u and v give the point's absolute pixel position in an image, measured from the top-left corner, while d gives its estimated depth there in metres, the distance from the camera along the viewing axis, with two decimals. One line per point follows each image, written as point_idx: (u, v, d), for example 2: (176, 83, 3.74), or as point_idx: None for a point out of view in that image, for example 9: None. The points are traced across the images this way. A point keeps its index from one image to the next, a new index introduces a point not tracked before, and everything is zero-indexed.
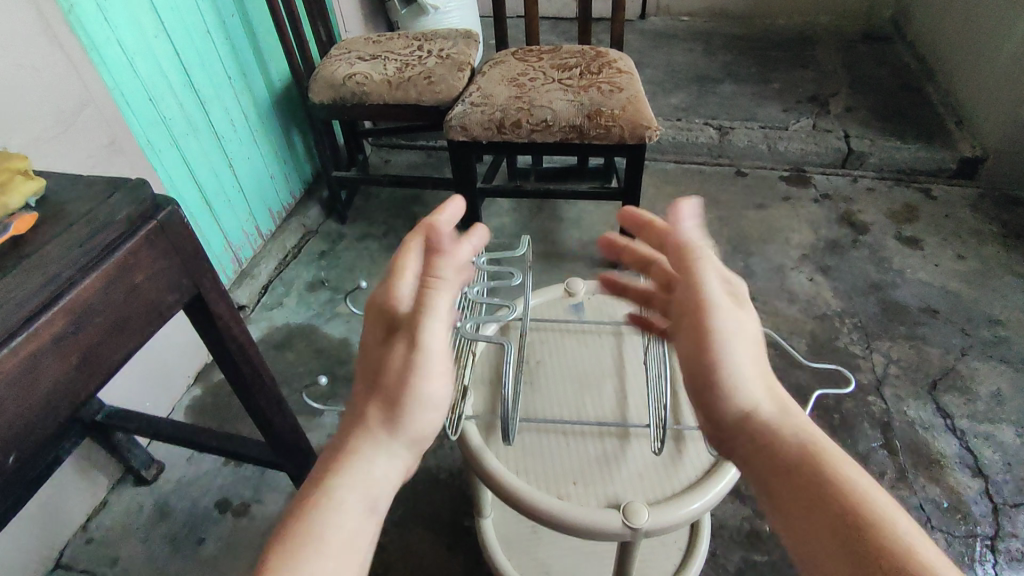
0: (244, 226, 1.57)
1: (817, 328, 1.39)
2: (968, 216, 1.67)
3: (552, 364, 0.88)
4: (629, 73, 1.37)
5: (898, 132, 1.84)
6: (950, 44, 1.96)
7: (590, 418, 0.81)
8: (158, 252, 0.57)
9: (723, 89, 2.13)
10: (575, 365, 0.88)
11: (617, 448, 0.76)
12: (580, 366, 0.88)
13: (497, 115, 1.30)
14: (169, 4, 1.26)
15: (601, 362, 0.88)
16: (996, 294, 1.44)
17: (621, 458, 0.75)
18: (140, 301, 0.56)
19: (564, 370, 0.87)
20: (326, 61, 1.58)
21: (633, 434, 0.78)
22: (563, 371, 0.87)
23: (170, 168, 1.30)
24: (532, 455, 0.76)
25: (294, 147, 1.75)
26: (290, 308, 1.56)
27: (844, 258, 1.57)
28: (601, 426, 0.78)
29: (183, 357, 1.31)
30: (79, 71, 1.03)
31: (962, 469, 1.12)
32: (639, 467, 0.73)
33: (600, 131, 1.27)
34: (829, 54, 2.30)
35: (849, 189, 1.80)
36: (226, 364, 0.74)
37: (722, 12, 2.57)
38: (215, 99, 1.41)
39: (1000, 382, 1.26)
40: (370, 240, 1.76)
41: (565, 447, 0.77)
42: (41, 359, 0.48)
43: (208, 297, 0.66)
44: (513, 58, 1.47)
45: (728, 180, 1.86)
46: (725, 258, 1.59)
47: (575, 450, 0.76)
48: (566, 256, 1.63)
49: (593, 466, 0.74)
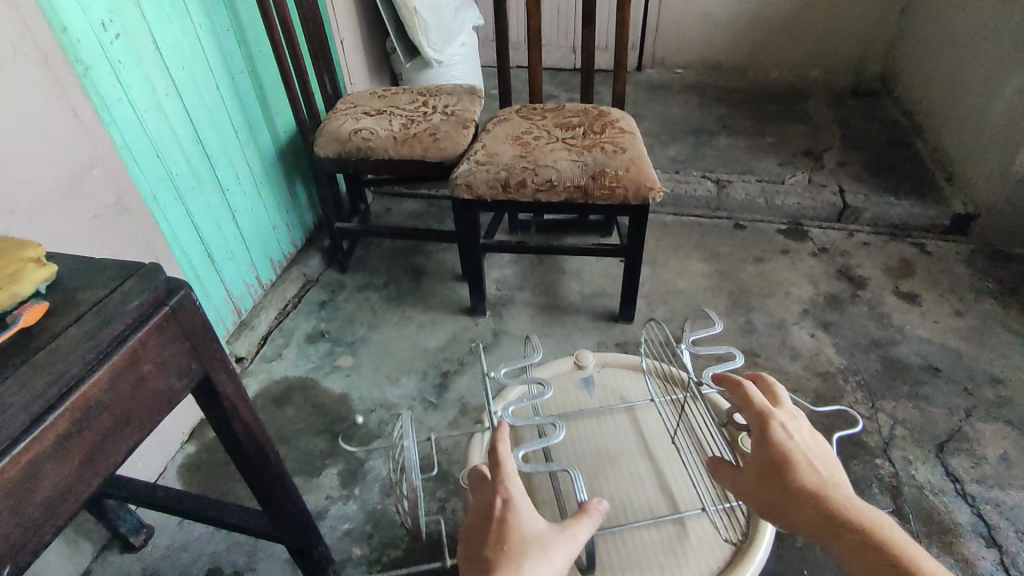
0: (245, 277, 1.56)
1: (820, 386, 1.39)
2: (963, 272, 1.69)
3: (580, 446, 1.05)
4: (631, 134, 1.40)
5: (892, 187, 1.88)
6: (937, 102, 2.02)
7: (646, 510, 0.95)
8: (168, 338, 0.57)
9: (719, 142, 2.18)
10: (602, 445, 1.05)
11: (679, 536, 0.91)
12: (606, 445, 1.05)
13: (503, 174, 1.31)
14: (180, 63, 1.28)
15: (623, 441, 1.05)
16: (996, 353, 1.45)
17: (687, 545, 0.90)
18: (147, 390, 0.55)
19: (594, 452, 1.04)
20: (332, 115, 1.61)
21: (689, 520, 0.93)
22: (592, 453, 1.04)
23: (174, 223, 1.30)
24: (608, 558, 0.89)
25: (297, 197, 1.76)
26: (289, 360, 1.54)
27: (844, 313, 1.58)
28: (660, 519, 0.92)
29: (178, 415, 1.28)
30: (89, 133, 1.03)
31: (974, 538, 1.10)
32: (703, 556, 0.88)
33: (604, 193, 1.29)
34: (820, 109, 2.36)
35: (846, 243, 1.82)
36: (230, 440, 0.72)
37: (715, 66, 2.65)
38: (221, 154, 1.42)
39: (1005, 446, 1.25)
40: (370, 291, 1.76)
41: (636, 543, 0.91)
42: (45, 461, 0.47)
43: (216, 378, 0.64)
44: (518, 117, 1.50)
45: (726, 233, 1.89)
46: (726, 313, 1.60)
47: (647, 544, 0.90)
48: (568, 309, 1.63)
49: (664, 556, 0.89)
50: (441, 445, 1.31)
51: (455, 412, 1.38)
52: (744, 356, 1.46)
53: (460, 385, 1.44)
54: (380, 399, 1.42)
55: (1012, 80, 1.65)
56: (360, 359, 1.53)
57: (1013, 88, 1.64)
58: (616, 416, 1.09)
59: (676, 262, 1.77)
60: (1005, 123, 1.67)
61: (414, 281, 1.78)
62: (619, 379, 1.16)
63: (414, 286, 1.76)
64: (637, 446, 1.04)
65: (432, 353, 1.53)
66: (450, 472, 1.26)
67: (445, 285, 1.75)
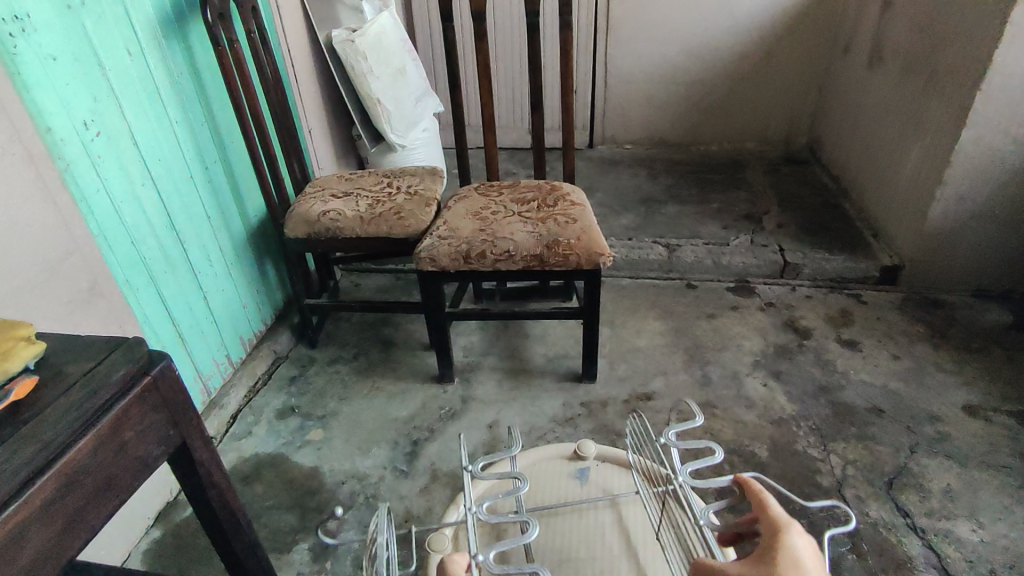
0: (215, 356, 1.58)
1: (775, 433, 1.46)
2: (897, 318, 1.82)
3: (550, 543, 1.00)
4: (581, 206, 1.52)
5: (826, 244, 2.04)
6: (858, 167, 2.23)
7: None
8: (150, 406, 0.61)
9: (667, 209, 2.34)
10: (583, 538, 1.00)
11: None
12: (580, 540, 1.00)
13: (463, 247, 1.40)
14: (157, 156, 1.36)
15: (600, 535, 1.00)
16: (932, 393, 1.55)
17: None
18: (128, 456, 0.59)
19: (563, 550, 0.99)
20: (301, 198, 1.70)
21: None
22: (564, 546, 0.99)
23: (147, 305, 1.34)
24: None
25: (267, 276, 1.81)
26: (259, 437, 1.55)
27: (792, 362, 1.68)
28: None
29: (145, 498, 1.27)
30: (68, 224, 1.09)
31: (927, 569, 1.15)
32: None
33: (559, 259, 1.38)
34: (757, 176, 2.57)
35: (790, 297, 1.95)
36: (203, 509, 0.75)
37: (660, 141, 2.87)
38: (194, 238, 1.49)
39: (948, 478, 1.33)
40: (340, 364, 1.79)
41: None
42: (30, 525, 0.50)
43: (193, 445, 0.68)
44: (477, 194, 1.61)
45: (679, 293, 2.00)
46: (683, 367, 1.68)
47: None
48: (534, 373, 1.69)
49: None
50: (413, 513, 1.32)
51: (425, 479, 1.39)
52: (703, 409, 1.53)
53: (431, 452, 1.47)
54: (350, 470, 1.43)
55: (915, 145, 1.85)
56: (331, 432, 1.55)
57: (917, 152, 1.85)
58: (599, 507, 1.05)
59: (634, 322, 1.86)
60: (914, 183, 1.86)
61: (383, 353, 1.82)
62: (609, 473, 1.13)
63: (384, 357, 1.80)
64: (616, 542, 0.99)
65: (402, 422, 1.56)
66: (423, 540, 1.27)
67: (414, 355, 1.80)
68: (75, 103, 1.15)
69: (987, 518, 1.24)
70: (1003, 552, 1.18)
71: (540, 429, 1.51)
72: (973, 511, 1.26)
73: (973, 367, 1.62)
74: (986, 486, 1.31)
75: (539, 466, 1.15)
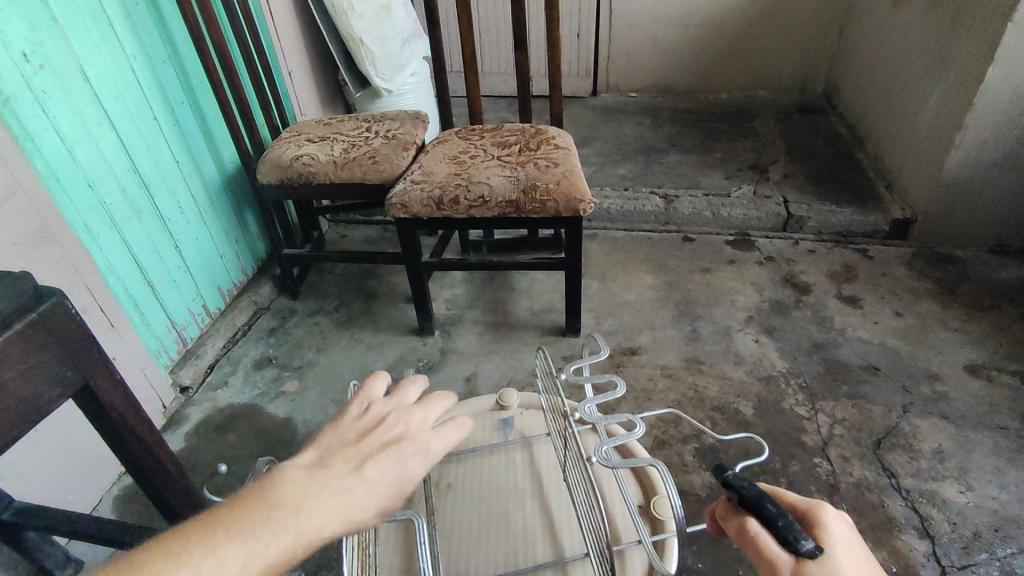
0: (190, 305, 1.55)
1: (763, 389, 1.39)
2: (903, 274, 1.73)
3: (483, 486, 0.96)
4: (565, 149, 1.44)
5: (834, 196, 1.94)
6: (874, 114, 2.12)
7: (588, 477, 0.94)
8: (38, 343, 0.56)
9: (668, 160, 2.23)
10: (501, 470, 0.99)
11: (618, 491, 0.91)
12: (493, 480, 0.97)
13: (436, 193, 1.34)
14: (113, 93, 1.29)
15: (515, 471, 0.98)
16: (934, 351, 1.47)
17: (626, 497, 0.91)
18: (11, 395, 0.55)
19: (492, 488, 0.96)
20: (275, 143, 1.62)
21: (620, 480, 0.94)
22: (492, 483, 0.96)
23: (108, 251, 1.30)
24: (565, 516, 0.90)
25: (246, 225, 1.76)
26: (234, 388, 1.53)
27: (787, 318, 1.60)
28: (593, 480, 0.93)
29: (50, 426, 1.12)
30: (6, 161, 1.03)
31: (910, 531, 1.10)
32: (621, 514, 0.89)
33: (536, 206, 1.31)
34: (768, 125, 2.46)
35: (791, 251, 1.86)
36: (122, 454, 0.70)
37: (667, 89, 2.77)
38: (160, 184, 1.43)
39: (939, 439, 1.26)
40: (321, 315, 1.76)
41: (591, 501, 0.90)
42: None
43: (99, 389, 0.64)
44: (456, 137, 1.54)
45: (674, 246, 1.91)
46: (672, 322, 1.61)
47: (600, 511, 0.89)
48: (517, 325, 1.64)
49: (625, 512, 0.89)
50: None
51: None
52: (687, 364, 1.47)
53: None
54: (322, 421, 1.41)
55: (937, 86, 1.73)
56: (306, 383, 1.52)
57: (938, 92, 1.72)
58: (512, 451, 1.01)
59: (624, 275, 1.79)
60: (933, 133, 1.74)
61: (365, 304, 1.78)
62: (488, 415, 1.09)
63: (365, 310, 1.76)
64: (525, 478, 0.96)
65: None
66: None
67: (396, 306, 1.77)
68: (11, 32, 1.07)
69: (978, 481, 1.18)
70: (992, 517, 1.12)
71: (518, 382, 1.46)
72: (964, 473, 1.20)
73: (979, 325, 1.54)
74: (980, 448, 1.24)
75: (482, 400, 1.11)
